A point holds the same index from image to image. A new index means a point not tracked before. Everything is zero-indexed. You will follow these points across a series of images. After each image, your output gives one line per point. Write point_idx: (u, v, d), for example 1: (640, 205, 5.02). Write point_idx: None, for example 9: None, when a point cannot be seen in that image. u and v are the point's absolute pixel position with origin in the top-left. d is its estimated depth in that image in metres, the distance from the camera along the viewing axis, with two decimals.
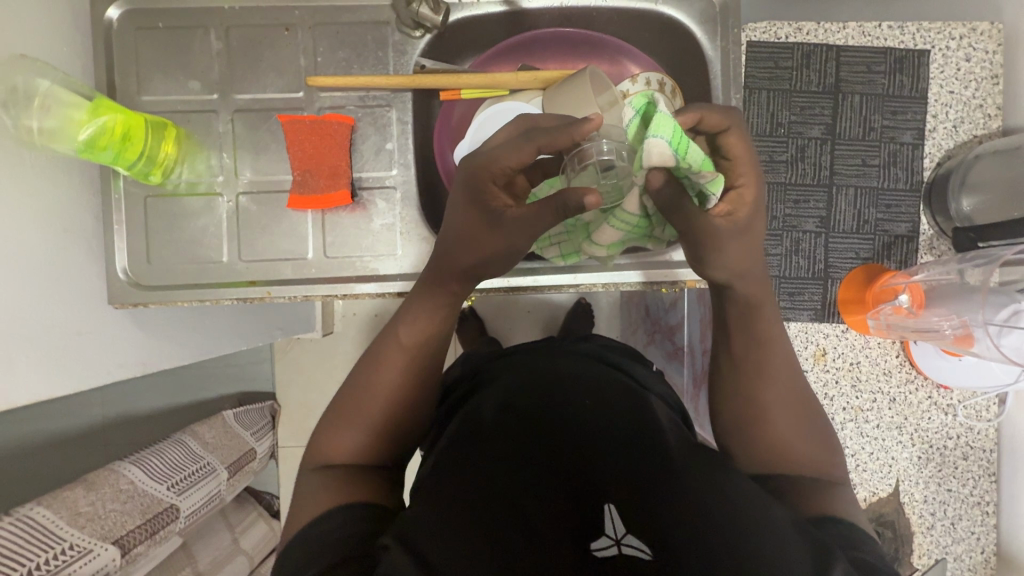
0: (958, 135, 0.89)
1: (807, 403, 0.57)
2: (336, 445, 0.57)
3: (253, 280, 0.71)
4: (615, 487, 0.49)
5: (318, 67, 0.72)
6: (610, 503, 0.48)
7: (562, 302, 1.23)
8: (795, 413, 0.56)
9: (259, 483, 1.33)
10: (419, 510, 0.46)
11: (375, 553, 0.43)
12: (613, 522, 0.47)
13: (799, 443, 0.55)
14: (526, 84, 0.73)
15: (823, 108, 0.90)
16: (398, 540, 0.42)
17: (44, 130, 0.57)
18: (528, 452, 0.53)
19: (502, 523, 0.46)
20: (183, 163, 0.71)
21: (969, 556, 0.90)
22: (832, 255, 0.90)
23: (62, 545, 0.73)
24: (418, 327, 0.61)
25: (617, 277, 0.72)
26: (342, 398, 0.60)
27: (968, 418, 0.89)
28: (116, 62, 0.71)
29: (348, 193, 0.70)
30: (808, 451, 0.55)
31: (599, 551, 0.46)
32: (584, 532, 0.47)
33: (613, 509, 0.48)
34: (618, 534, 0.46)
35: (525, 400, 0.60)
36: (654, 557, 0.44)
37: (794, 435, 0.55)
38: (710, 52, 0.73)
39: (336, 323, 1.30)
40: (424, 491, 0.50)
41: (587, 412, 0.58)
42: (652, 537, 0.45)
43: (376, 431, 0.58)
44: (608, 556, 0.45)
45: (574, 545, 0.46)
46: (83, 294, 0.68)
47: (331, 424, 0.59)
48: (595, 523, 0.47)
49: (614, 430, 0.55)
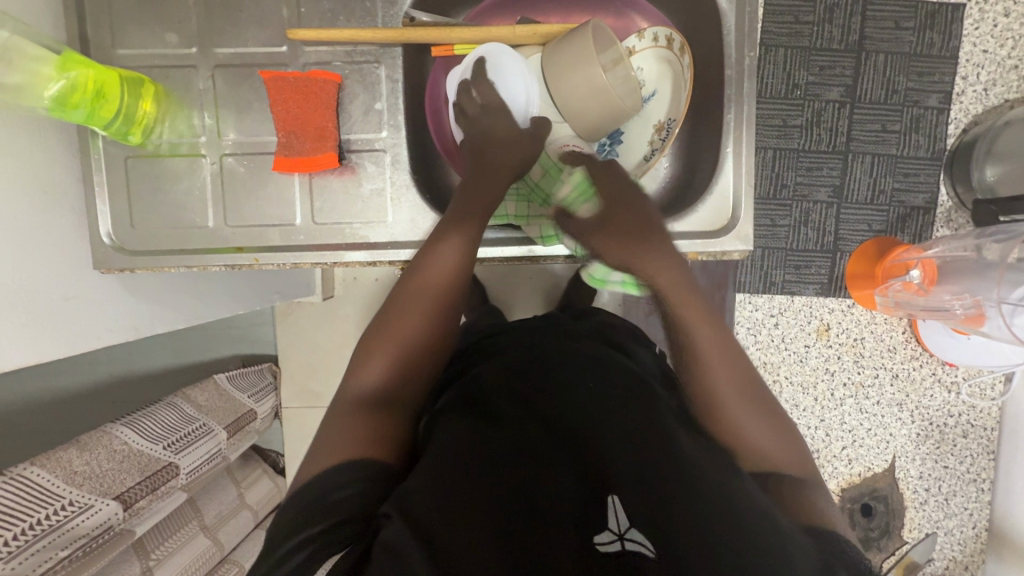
0: (988, 100, 0.87)
1: (765, 398, 0.57)
2: (364, 371, 0.59)
3: (240, 246, 0.69)
4: (622, 478, 0.49)
5: (301, 19, 0.67)
6: (615, 496, 0.48)
7: (562, 269, 1.21)
8: (767, 416, 0.56)
9: (261, 442, 1.36)
10: (419, 480, 0.46)
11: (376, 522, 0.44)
12: (615, 518, 0.47)
13: (769, 444, 0.54)
14: (524, 39, 0.68)
15: (845, 67, 0.87)
16: (400, 511, 0.43)
17: (9, 87, 0.53)
18: (526, 436, 0.53)
19: (508, 515, 0.45)
20: (163, 122, 0.67)
21: (961, 531, 0.95)
22: (843, 227, 0.90)
23: (61, 502, 0.75)
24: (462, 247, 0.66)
25: None
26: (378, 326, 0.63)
27: (972, 396, 0.94)
28: (88, 11, 0.66)
29: (336, 156, 0.67)
30: (779, 449, 0.53)
31: (601, 546, 0.45)
32: (586, 524, 0.46)
33: (618, 501, 0.47)
34: (621, 529, 0.46)
35: (528, 382, 0.60)
36: (657, 555, 0.43)
37: (755, 429, 0.54)
38: (724, 4, 0.67)
39: (335, 288, 1.30)
40: (428, 464, 0.49)
41: (596, 395, 0.57)
42: (654, 535, 0.44)
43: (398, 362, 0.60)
44: (609, 552, 0.44)
45: (576, 530, 0.46)
46: (66, 258, 0.67)
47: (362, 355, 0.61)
48: (596, 517, 0.47)
49: (622, 413, 0.54)
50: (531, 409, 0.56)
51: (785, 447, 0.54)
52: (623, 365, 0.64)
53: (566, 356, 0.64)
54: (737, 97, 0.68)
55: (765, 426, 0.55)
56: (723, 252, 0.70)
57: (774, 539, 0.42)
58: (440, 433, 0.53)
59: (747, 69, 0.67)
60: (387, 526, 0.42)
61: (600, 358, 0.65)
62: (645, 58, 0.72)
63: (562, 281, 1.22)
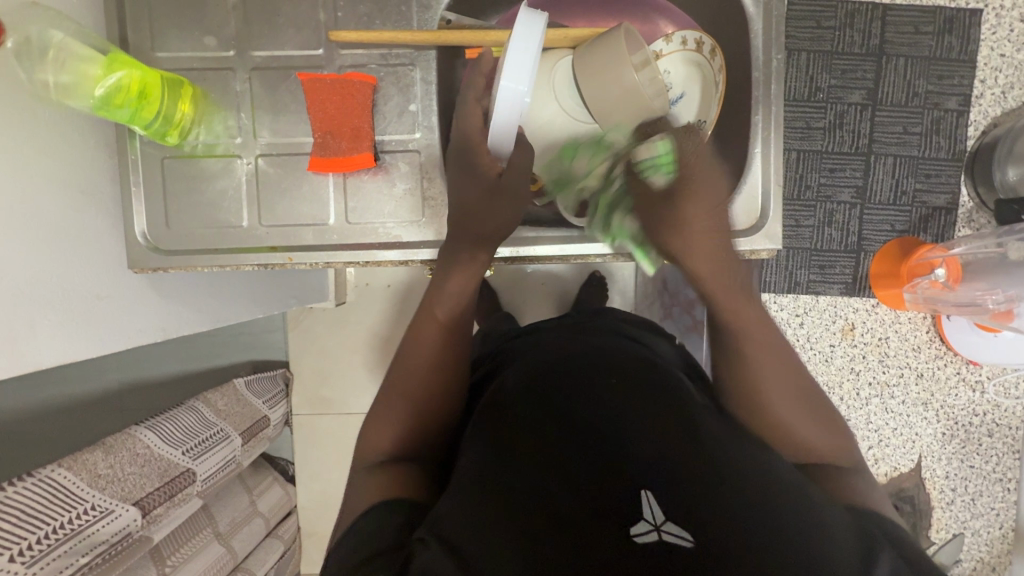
0: (1006, 102, 0.89)
1: (798, 386, 0.61)
2: (383, 434, 0.60)
3: (273, 246, 0.70)
4: (647, 472, 0.47)
5: (338, 22, 0.68)
6: (647, 489, 0.45)
7: (578, 274, 1.22)
8: (801, 403, 0.60)
9: (275, 449, 1.35)
10: (449, 507, 0.47)
11: (410, 544, 0.45)
12: (650, 508, 0.44)
13: (806, 434, 0.57)
14: (555, 43, 0.68)
15: (866, 71, 0.88)
16: (433, 535, 0.44)
17: (60, 85, 0.56)
18: (551, 438, 0.52)
19: (537, 517, 0.44)
20: (200, 124, 0.68)
21: (988, 531, 0.95)
22: (867, 228, 0.91)
23: (84, 506, 0.75)
24: (460, 287, 0.69)
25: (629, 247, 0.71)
26: (388, 386, 0.64)
27: (997, 395, 0.94)
28: (129, 14, 0.67)
29: (372, 156, 0.68)
30: (815, 438, 0.57)
31: (639, 537, 0.42)
32: (621, 518, 0.43)
33: (649, 495, 0.45)
34: (657, 520, 0.43)
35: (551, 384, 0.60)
36: (697, 545, 0.41)
37: (795, 418, 0.58)
38: (751, 9, 0.68)
39: (351, 292, 1.30)
40: (462, 482, 0.50)
41: (621, 397, 0.57)
42: (692, 526, 0.42)
43: (414, 411, 0.61)
44: (649, 542, 0.41)
45: (613, 526, 0.43)
46: (101, 258, 0.67)
47: (377, 418, 0.62)
48: (631, 507, 0.44)
49: (648, 414, 0.54)
50: (551, 408, 0.56)
51: (818, 435, 0.58)
52: (648, 361, 0.65)
53: (591, 356, 0.64)
54: (766, 99, 0.69)
55: (810, 427, 0.58)
56: (753, 252, 0.71)
57: (810, 539, 0.42)
58: (470, 447, 0.55)
59: (775, 71, 0.68)
60: (422, 553, 0.42)
61: (623, 357, 0.65)
62: (672, 61, 0.73)
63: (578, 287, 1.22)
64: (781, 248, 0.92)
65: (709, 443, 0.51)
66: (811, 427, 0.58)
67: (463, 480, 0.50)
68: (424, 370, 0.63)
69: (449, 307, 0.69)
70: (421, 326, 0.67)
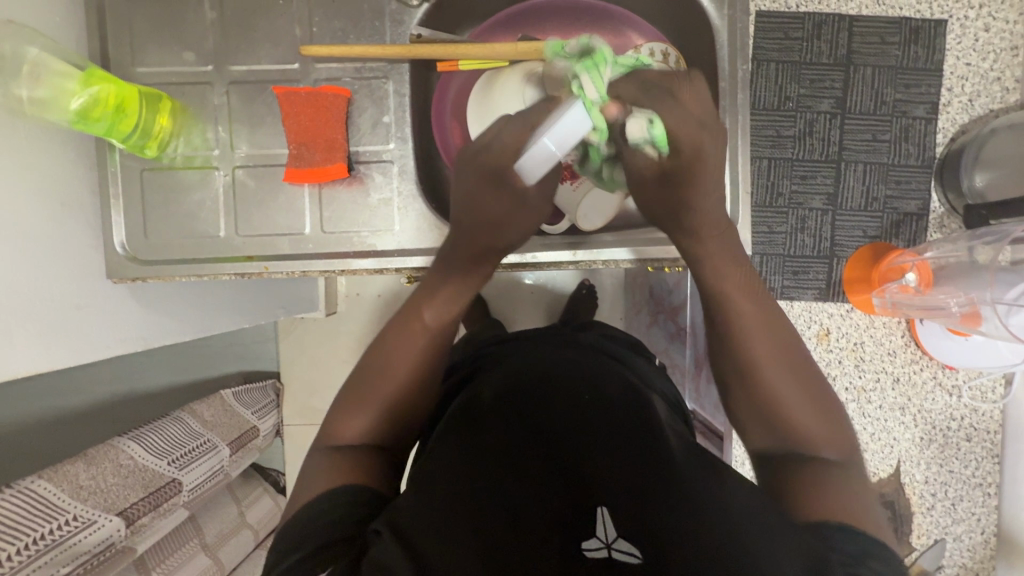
0: (973, 109, 0.91)
1: (807, 379, 0.59)
2: (348, 424, 0.58)
3: (250, 255, 0.71)
4: (609, 488, 0.50)
5: (313, 37, 0.70)
6: (604, 506, 0.49)
7: (563, 282, 1.23)
8: (806, 393, 0.57)
9: (264, 460, 1.35)
10: (409, 498, 0.48)
11: (364, 535, 0.45)
12: (604, 526, 0.47)
13: (806, 424, 0.55)
14: (524, 55, 0.68)
15: (834, 80, 0.90)
16: (389, 527, 0.44)
17: (35, 99, 0.57)
18: (520, 449, 0.54)
19: (497, 527, 0.46)
20: (178, 137, 0.70)
21: (969, 537, 0.95)
22: (838, 233, 0.92)
23: (65, 517, 0.75)
24: (451, 293, 0.66)
25: (619, 252, 0.70)
26: (362, 374, 0.62)
27: (974, 399, 0.94)
28: (109, 32, 0.69)
29: (345, 167, 0.69)
30: (816, 430, 0.55)
31: (589, 552, 0.46)
32: (576, 533, 0.48)
33: (605, 513, 0.48)
34: (609, 538, 0.47)
35: (526, 392, 0.60)
36: (644, 562, 0.45)
37: (796, 409, 0.56)
38: (716, 21, 0.70)
39: (340, 302, 1.31)
40: (417, 482, 0.51)
41: (589, 411, 0.58)
42: (643, 544, 0.46)
43: (386, 410, 0.59)
44: (596, 560, 0.46)
45: (564, 541, 0.47)
46: (81, 269, 0.68)
47: (347, 403, 0.60)
48: (587, 523, 0.48)
49: (615, 427, 0.56)
50: (524, 420, 0.57)
51: (821, 427, 0.55)
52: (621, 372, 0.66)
53: (571, 366, 0.65)
54: (732, 108, 0.70)
55: (815, 419, 0.56)
56: None
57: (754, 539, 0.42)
58: (435, 449, 0.55)
59: (740, 81, 0.70)
60: (376, 543, 0.42)
61: (596, 365, 0.66)
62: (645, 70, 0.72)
63: (564, 295, 1.23)
64: (754, 254, 0.93)
65: (676, 454, 0.52)
66: (815, 422, 0.56)
67: (425, 479, 0.51)
68: (407, 372, 0.61)
69: (437, 311, 0.65)
70: (409, 322, 0.64)
